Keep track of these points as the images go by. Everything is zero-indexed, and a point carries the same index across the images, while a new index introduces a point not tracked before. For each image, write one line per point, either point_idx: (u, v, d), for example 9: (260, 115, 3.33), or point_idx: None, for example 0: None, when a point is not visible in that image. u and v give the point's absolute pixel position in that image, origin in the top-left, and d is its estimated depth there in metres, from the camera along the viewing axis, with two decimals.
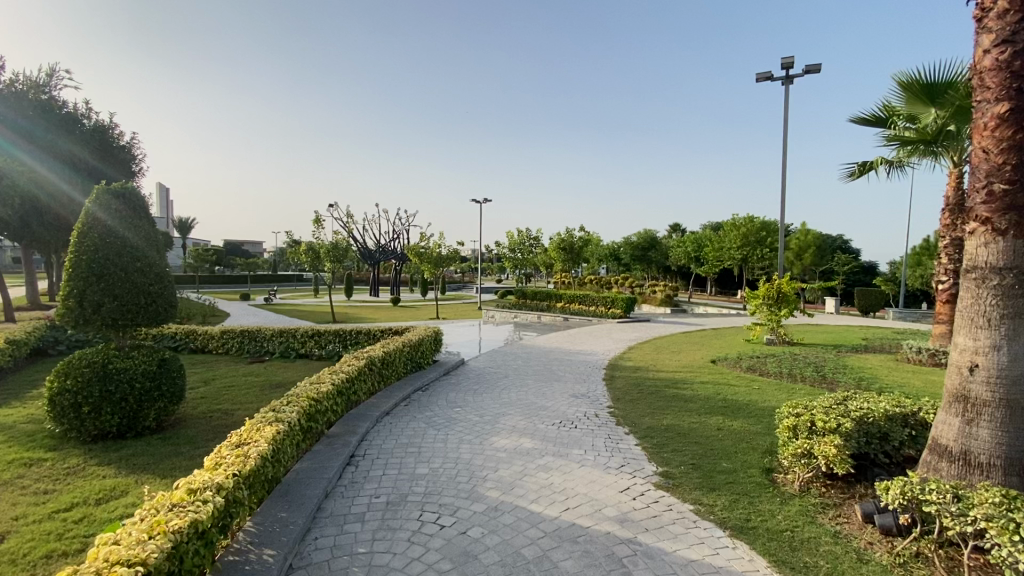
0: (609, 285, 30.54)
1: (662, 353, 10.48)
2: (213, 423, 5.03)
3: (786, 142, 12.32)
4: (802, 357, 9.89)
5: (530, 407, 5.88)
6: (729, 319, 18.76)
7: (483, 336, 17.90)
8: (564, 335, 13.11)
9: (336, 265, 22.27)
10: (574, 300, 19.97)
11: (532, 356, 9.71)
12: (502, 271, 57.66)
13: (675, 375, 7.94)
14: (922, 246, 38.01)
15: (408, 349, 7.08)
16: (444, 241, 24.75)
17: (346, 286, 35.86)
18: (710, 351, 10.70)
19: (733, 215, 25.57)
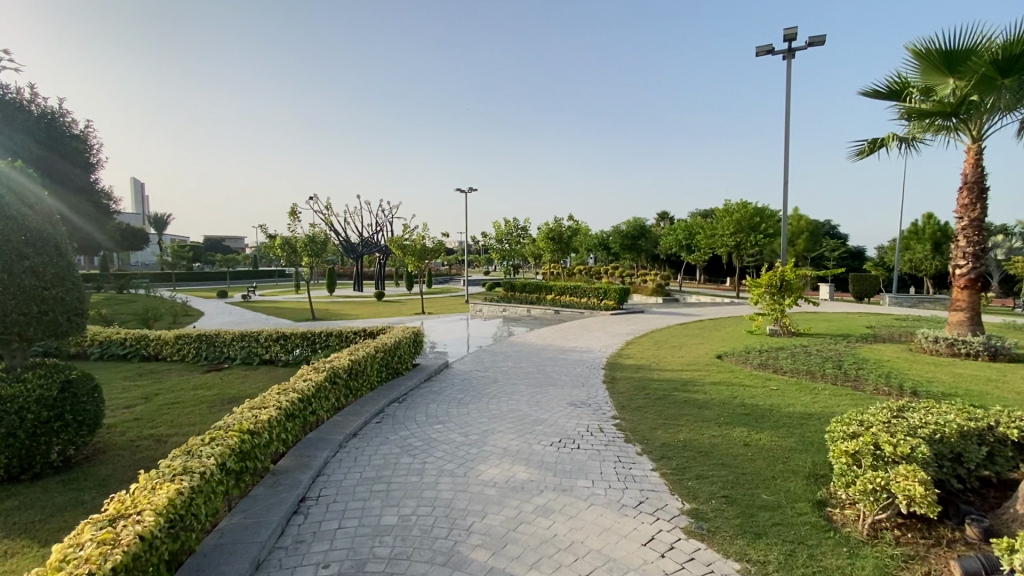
0: (600, 275, 29.85)
1: (663, 348, 9.72)
2: (138, 457, 4.11)
3: (789, 119, 11.60)
4: (814, 350, 9.21)
5: (523, 421, 5.04)
6: (725, 308, 18.11)
7: (471, 331, 17.06)
8: (557, 330, 12.30)
9: (315, 260, 21.20)
10: (565, 292, 19.18)
11: (523, 355, 8.88)
12: (490, 263, 56.73)
13: (683, 375, 7.17)
14: (910, 230, 37.90)
15: (382, 354, 6.19)
16: (429, 232, 23.78)
17: (328, 281, 34.67)
18: (715, 345, 9.97)
19: (726, 201, 24.92)
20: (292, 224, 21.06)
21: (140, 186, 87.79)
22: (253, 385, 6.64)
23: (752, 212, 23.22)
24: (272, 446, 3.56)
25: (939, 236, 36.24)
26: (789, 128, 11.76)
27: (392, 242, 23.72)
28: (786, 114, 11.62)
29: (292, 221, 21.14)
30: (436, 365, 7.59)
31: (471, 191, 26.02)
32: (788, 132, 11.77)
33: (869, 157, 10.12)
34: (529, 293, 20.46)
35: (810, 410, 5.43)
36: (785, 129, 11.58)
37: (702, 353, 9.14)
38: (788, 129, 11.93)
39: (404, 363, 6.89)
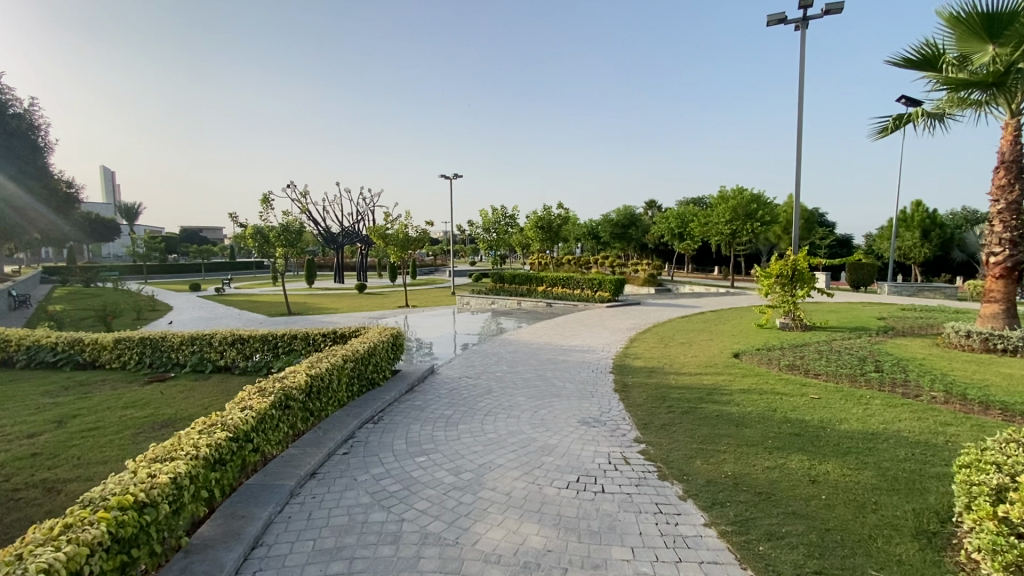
0: (590, 265, 28.97)
1: (671, 346, 8.81)
2: (9, 521, 3.02)
3: (803, 95, 10.67)
4: (838, 347, 8.38)
5: (527, 450, 4.04)
6: (724, 300, 17.34)
7: (458, 327, 16.02)
8: (552, 326, 11.32)
9: (291, 251, 19.89)
10: (557, 283, 18.20)
11: (517, 356, 7.87)
12: (475, 253, 55.52)
13: (704, 380, 6.25)
14: (899, 218, 37.70)
15: (353, 363, 5.14)
16: (412, 221, 22.57)
17: (308, 272, 33.24)
18: (727, 342, 9.10)
19: (721, 188, 24.10)
20: (264, 212, 19.69)
21: (111, 175, 84.49)
22: (199, 400, 5.55)
23: (748, 199, 22.39)
24: (186, 512, 2.52)
25: (927, 224, 35.93)
26: (803, 105, 10.83)
27: (373, 232, 22.47)
28: (800, 90, 10.69)
29: (264, 210, 19.78)
30: (418, 371, 6.54)
31: (456, 178, 24.79)
32: (802, 109, 10.84)
33: (892, 134, 9.35)
34: (518, 285, 19.46)
35: (868, 426, 4.54)
36: (799, 105, 10.66)
37: (716, 352, 8.25)
38: (802, 106, 11.01)
39: (381, 372, 5.83)
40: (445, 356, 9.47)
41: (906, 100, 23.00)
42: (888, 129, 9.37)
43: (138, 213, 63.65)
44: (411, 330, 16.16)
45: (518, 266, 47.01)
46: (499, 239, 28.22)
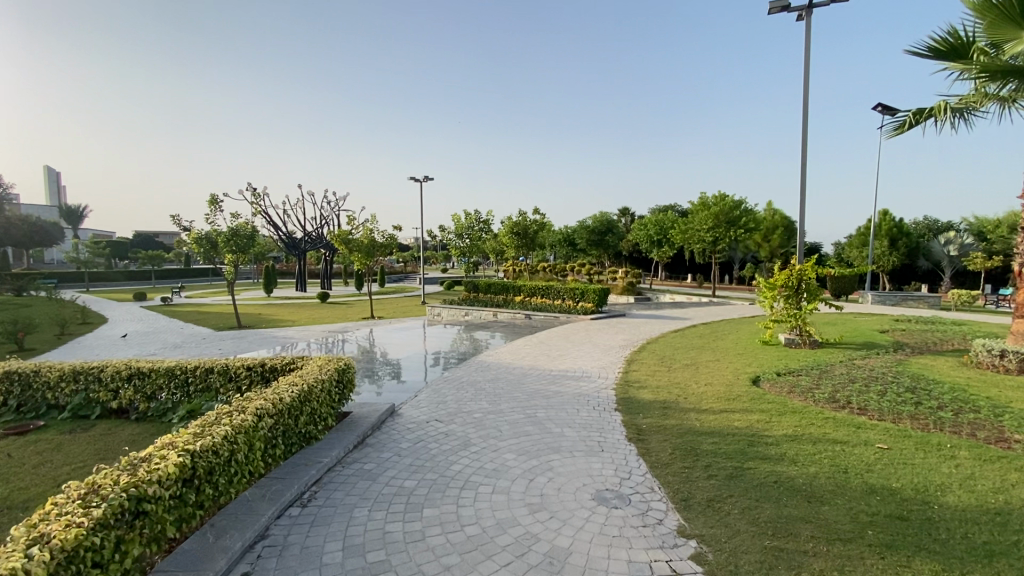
0: (566, 273, 27.86)
1: (676, 370, 7.59)
2: None
3: (807, 93, 9.90)
4: (866, 369, 7.33)
5: (528, 563, 2.66)
6: (712, 310, 16.40)
7: (428, 342, 14.51)
8: (535, 343, 9.98)
9: (242, 257, 17.99)
10: (535, 293, 16.95)
11: (499, 385, 6.48)
12: (447, 260, 53.93)
13: (735, 420, 5.00)
14: (868, 227, 38.01)
15: (279, 416, 3.69)
16: (379, 226, 20.98)
17: (266, 280, 31.05)
18: (739, 364, 7.93)
19: (701, 195, 23.36)
20: (211, 214, 17.77)
21: (57, 176, 79.45)
22: (56, 470, 3.94)
23: (730, 204, 21.70)
24: None
25: (894, 232, 36.35)
26: (806, 104, 10.08)
27: (336, 237, 20.75)
28: (803, 87, 9.95)
29: (211, 212, 17.88)
30: (374, 415, 5.04)
31: (426, 181, 23.35)
32: (805, 109, 10.09)
33: (908, 132, 8.53)
34: (494, 294, 18.11)
35: (982, 500, 3.34)
36: (804, 104, 9.88)
37: (730, 376, 7.08)
38: (805, 105, 10.23)
39: (320, 422, 4.33)
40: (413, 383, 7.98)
41: (884, 107, 22.88)
42: (904, 128, 8.54)
43: (82, 216, 59.52)
44: (376, 347, 14.56)
45: (491, 274, 45.70)
46: (471, 245, 26.83)
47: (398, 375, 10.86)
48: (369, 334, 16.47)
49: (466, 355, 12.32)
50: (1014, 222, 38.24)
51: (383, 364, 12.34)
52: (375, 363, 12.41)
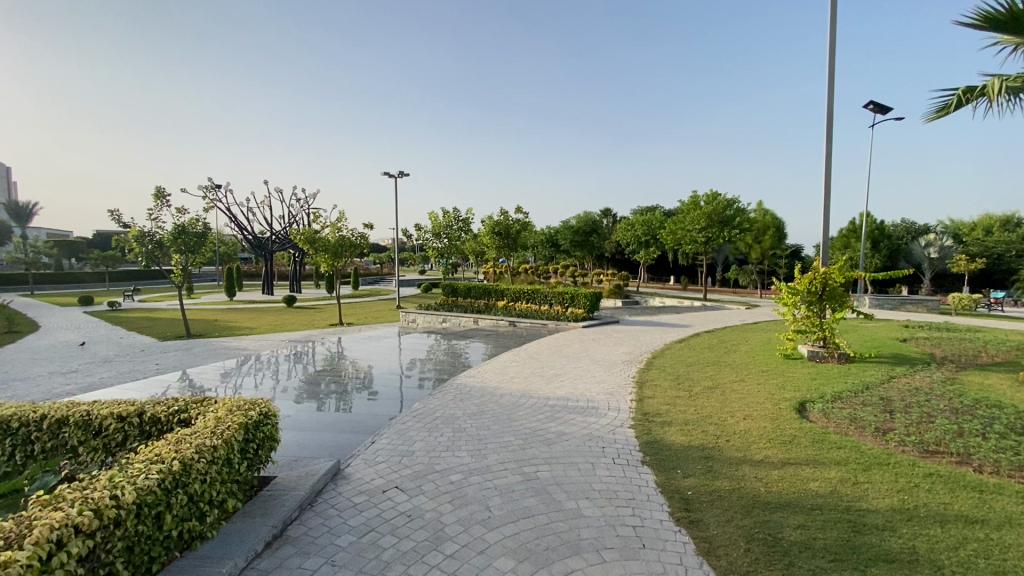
0: (549, 274, 26.53)
1: (700, 395, 6.23)
2: None
3: (833, 76, 8.78)
4: (924, 391, 6.10)
5: None
6: (710, 317, 15.23)
7: (402, 354, 12.96)
8: (524, 357, 8.51)
9: (192, 258, 16.12)
10: (519, 297, 15.53)
11: (483, 422, 4.99)
12: (425, 261, 52.17)
13: (809, 483, 3.66)
14: (850, 229, 37.75)
15: (110, 529, 2.13)
16: (348, 225, 19.26)
17: (229, 283, 28.87)
18: (770, 386, 6.63)
19: (692, 193, 22.25)
20: (156, 209, 15.84)
21: (8, 171, 74.81)
22: None
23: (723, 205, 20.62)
24: None
25: (876, 234, 36.15)
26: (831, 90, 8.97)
27: (299, 236, 18.94)
28: (827, 71, 8.88)
29: (157, 206, 15.95)
30: (305, 485, 3.49)
31: (400, 176, 21.70)
32: (830, 95, 8.95)
33: (953, 115, 7.46)
34: (474, 298, 16.62)
35: None
36: (828, 89, 8.82)
37: (766, 403, 5.77)
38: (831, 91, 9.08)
39: (206, 513, 2.75)
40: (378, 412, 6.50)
41: (874, 104, 22.30)
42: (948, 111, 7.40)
43: (33, 214, 55.68)
44: (343, 359, 12.95)
45: (471, 276, 44.13)
46: (450, 246, 25.25)
47: (366, 397, 9.32)
48: (336, 343, 14.80)
49: (445, 370, 10.82)
50: (990, 224, 38.54)
51: (349, 381, 10.77)
52: (340, 381, 10.80)
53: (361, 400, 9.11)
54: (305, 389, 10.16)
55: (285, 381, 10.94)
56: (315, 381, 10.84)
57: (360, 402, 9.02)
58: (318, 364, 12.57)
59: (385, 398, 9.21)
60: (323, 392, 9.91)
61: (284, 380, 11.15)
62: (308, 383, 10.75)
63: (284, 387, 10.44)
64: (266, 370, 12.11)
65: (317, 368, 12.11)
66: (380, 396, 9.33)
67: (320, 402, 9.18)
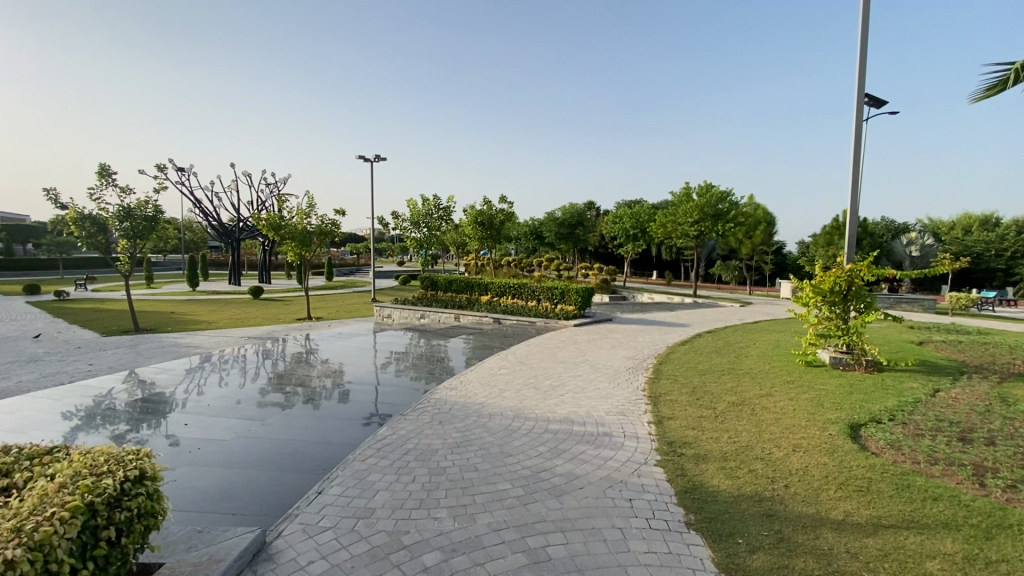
0: (533, 268, 25.46)
1: (728, 415, 5.23)
2: None
3: (864, 44, 7.86)
4: (984, 412, 5.23)
5: None
6: (707, 315, 14.34)
7: (377, 352, 11.79)
8: (513, 362, 7.38)
9: (141, 244, 14.53)
10: (504, 292, 14.40)
11: (468, 459, 3.85)
12: (403, 253, 50.59)
13: (926, 564, 2.66)
14: (832, 225, 37.63)
15: None
16: (317, 211, 17.76)
17: (192, 273, 27.00)
18: (804, 403, 5.67)
19: (683, 185, 21.35)
20: (100, 188, 14.18)
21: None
22: None
23: (715, 198, 19.79)
24: None
25: (859, 232, 36.17)
26: (863, 57, 8.02)
27: (263, 222, 17.37)
28: (859, 32, 7.91)
29: (101, 185, 14.29)
30: None
31: (376, 160, 20.25)
32: (861, 63, 8.02)
33: (1000, 94, 6.70)
34: (455, 293, 15.42)
35: None
36: (858, 57, 7.91)
37: (810, 427, 4.80)
38: (862, 59, 8.13)
39: None
40: (345, 423, 5.38)
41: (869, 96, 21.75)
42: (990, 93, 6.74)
43: None
44: (312, 356, 11.72)
45: (451, 268, 42.85)
46: (429, 236, 23.93)
47: (337, 401, 8.22)
48: (304, 340, 13.50)
49: (426, 372, 9.75)
50: (969, 223, 38.88)
51: (318, 381, 9.61)
52: (307, 382, 9.62)
53: (331, 405, 8.01)
54: (267, 391, 8.98)
55: (246, 381, 9.70)
56: (279, 382, 9.64)
57: (329, 407, 7.91)
58: (284, 362, 11.34)
59: (354, 407, 8.03)
60: (286, 394, 8.76)
61: (245, 379, 9.91)
62: (271, 383, 9.56)
63: (243, 388, 9.22)
64: (224, 367, 10.82)
65: (284, 366, 10.89)
66: (352, 400, 8.25)
67: (284, 405, 8.06)
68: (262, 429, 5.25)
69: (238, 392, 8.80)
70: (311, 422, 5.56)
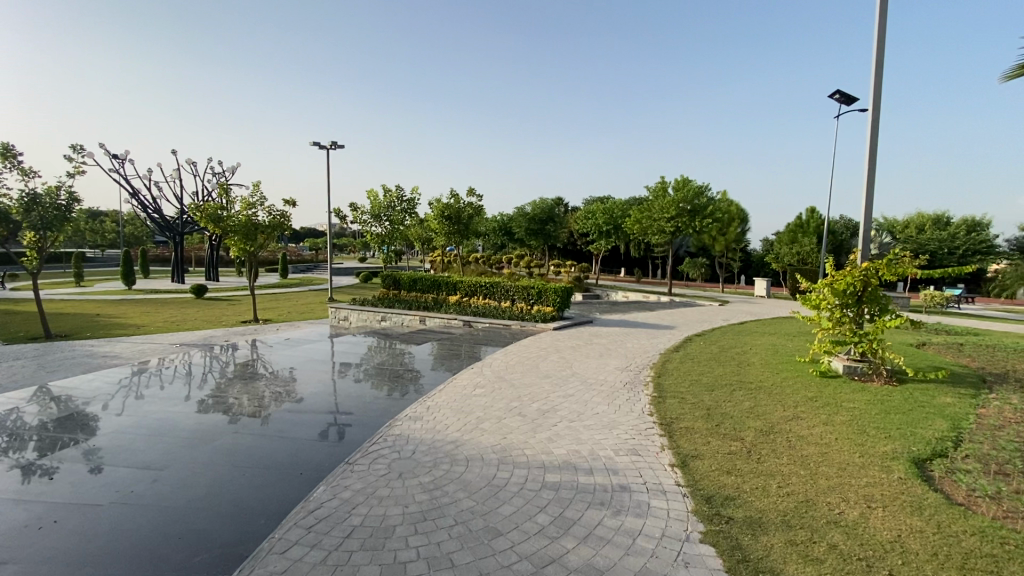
0: (502, 265, 24.29)
1: (763, 450, 4.23)
2: None
3: (885, 15, 6.89)
4: None
5: None
6: (690, 315, 13.52)
7: (335, 356, 10.49)
8: (490, 379, 6.19)
9: (52, 237, 12.52)
10: (475, 292, 13.17)
11: (442, 547, 2.66)
12: (364, 249, 48.43)
13: None
14: (796, 223, 38.08)
15: None
16: (265, 202, 15.98)
17: (127, 270, 24.48)
18: (843, 428, 4.75)
19: (659, 179, 20.60)
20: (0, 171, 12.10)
21: None
22: None
23: (692, 194, 19.14)
24: None
25: (821, 230, 36.71)
26: (884, 28, 7.05)
27: (200, 214, 15.47)
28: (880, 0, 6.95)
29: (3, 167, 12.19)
30: None
31: (332, 148, 18.58)
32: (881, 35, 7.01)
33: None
34: (420, 292, 14.09)
35: None
36: (877, 28, 6.91)
37: (867, 467, 3.87)
38: (883, 30, 7.10)
39: None
40: (284, 462, 4.12)
41: (841, 94, 21.65)
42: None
43: None
44: (262, 362, 10.34)
45: (415, 266, 41.17)
46: (391, 230, 22.40)
47: (294, 410, 7.11)
48: (252, 344, 12.00)
49: (392, 378, 8.61)
50: (923, 222, 40.10)
51: (270, 388, 8.38)
52: (257, 389, 8.35)
53: (287, 415, 6.90)
54: (211, 399, 7.72)
55: (185, 390, 8.33)
56: (226, 389, 8.37)
57: (285, 416, 6.81)
58: (230, 368, 9.95)
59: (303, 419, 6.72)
60: (234, 403, 7.56)
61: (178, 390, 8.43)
62: (214, 391, 8.24)
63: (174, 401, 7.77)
64: (158, 376, 9.34)
65: (229, 373, 9.51)
66: (311, 409, 7.16)
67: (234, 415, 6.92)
68: (194, 464, 4.16)
69: (176, 402, 7.53)
70: (256, 449, 4.50)
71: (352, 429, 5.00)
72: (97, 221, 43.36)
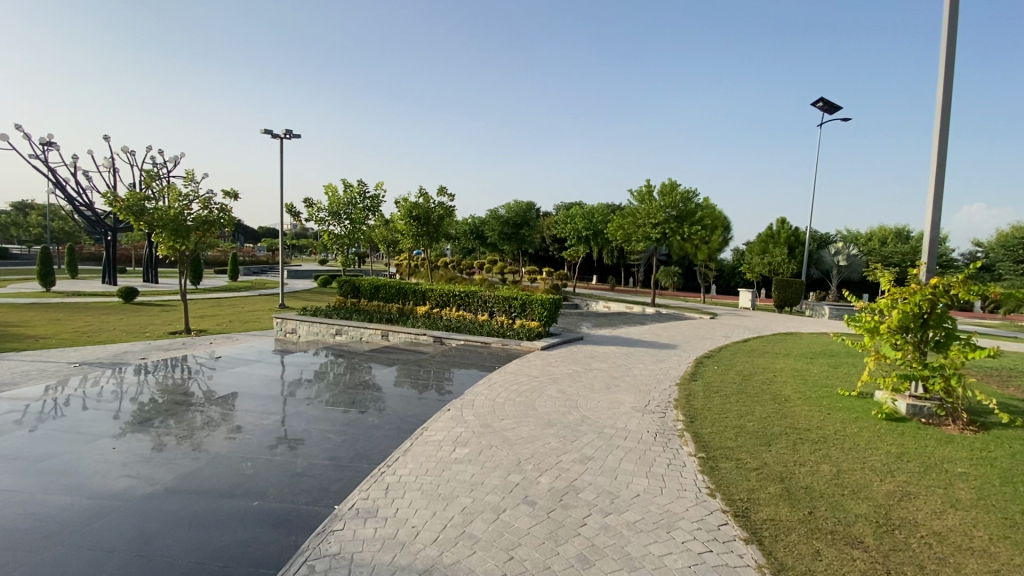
0: (473, 271, 22.59)
1: (906, 568, 2.77)
2: None
3: None
4: None
5: None
6: (687, 331, 12.20)
7: (282, 373, 8.59)
8: (474, 431, 4.51)
9: None
10: (446, 302, 11.46)
11: None
12: (325, 251, 45.75)
13: None
14: (767, 233, 38.03)
15: None
16: (200, 192, 13.78)
17: (46, 269, 21.47)
18: (984, 517, 3.37)
19: (644, 183, 19.40)
20: None
21: None
22: None
23: (678, 200, 18.02)
24: None
25: (791, 241, 36.71)
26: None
27: (120, 205, 13.18)
28: None
29: None
30: None
31: (286, 136, 16.50)
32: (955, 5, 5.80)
33: None
34: (382, 302, 12.25)
35: None
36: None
37: None
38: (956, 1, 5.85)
39: None
40: None
41: (825, 102, 21.18)
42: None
43: None
44: (190, 382, 8.37)
45: (379, 270, 38.91)
46: (353, 230, 20.37)
47: (231, 427, 5.35)
48: (181, 360, 9.97)
49: (351, 395, 6.94)
50: (885, 235, 40.88)
51: (202, 409, 6.53)
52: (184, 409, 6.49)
53: (223, 433, 5.14)
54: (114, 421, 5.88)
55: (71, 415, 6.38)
56: (146, 411, 6.49)
57: (219, 435, 5.04)
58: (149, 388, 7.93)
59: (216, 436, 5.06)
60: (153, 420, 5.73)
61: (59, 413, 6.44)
62: (120, 413, 6.35)
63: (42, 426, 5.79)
64: (46, 397, 7.30)
65: (146, 394, 7.52)
66: (254, 424, 5.42)
67: (151, 436, 5.12)
68: None
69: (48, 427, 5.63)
70: (118, 566, 2.73)
71: (290, 508, 3.30)
72: (21, 214, 39.01)
